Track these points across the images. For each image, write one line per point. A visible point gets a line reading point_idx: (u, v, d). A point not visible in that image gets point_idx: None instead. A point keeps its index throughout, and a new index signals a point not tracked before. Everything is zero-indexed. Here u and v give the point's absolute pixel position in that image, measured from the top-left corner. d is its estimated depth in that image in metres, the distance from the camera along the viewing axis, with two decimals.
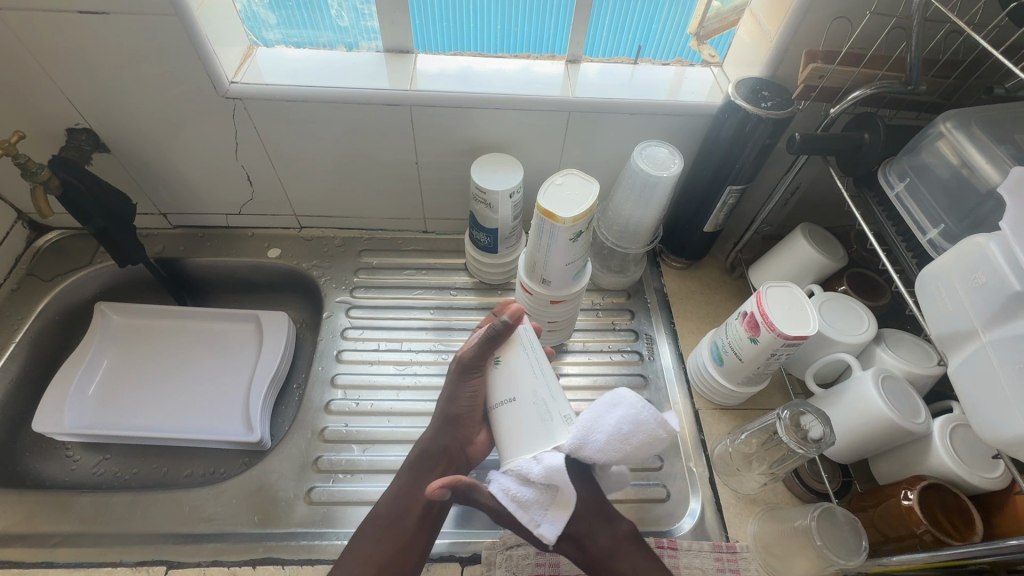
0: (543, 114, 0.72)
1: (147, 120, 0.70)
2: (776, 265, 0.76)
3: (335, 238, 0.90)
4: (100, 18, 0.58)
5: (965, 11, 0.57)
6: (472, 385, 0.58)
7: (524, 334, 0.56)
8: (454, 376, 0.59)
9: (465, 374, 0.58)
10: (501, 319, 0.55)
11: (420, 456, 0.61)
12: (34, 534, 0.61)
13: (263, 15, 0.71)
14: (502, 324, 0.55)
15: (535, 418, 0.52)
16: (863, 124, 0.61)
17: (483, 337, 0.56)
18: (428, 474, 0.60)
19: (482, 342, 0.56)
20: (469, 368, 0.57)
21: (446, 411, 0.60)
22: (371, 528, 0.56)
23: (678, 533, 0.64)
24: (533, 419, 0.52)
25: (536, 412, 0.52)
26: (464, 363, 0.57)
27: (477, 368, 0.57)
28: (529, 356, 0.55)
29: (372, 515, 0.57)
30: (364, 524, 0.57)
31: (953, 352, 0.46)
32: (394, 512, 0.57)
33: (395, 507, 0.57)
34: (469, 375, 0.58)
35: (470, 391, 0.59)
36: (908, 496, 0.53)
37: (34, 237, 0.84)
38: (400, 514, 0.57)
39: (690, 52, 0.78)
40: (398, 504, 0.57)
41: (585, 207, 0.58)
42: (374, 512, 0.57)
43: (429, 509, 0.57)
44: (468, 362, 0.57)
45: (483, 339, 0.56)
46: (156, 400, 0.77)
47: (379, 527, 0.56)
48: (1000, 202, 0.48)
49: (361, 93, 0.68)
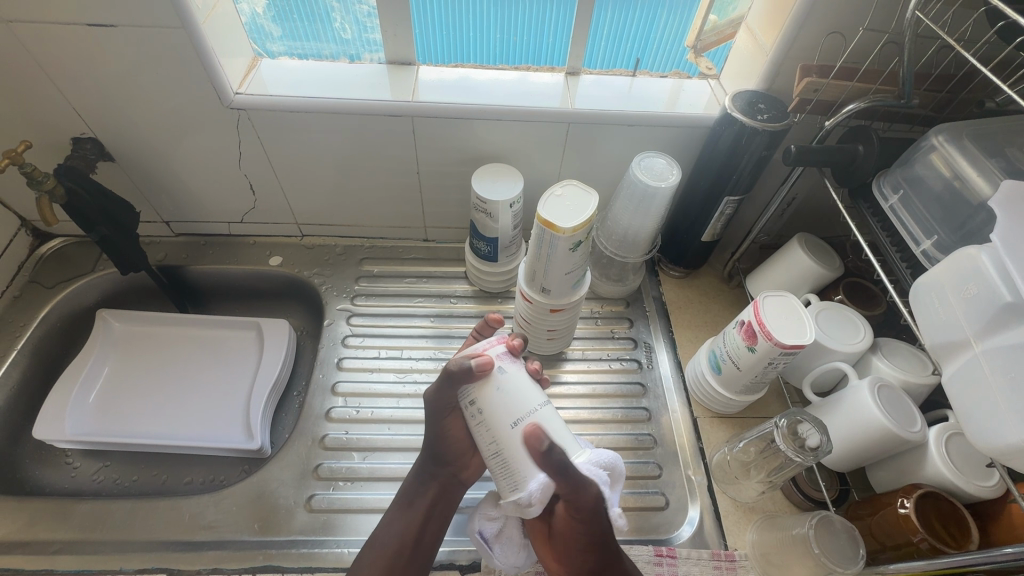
0: (541, 125, 0.73)
1: (152, 130, 0.71)
2: (772, 275, 0.77)
3: (337, 246, 0.91)
4: (107, 30, 0.59)
5: (956, 27, 0.59)
6: (447, 422, 0.59)
7: (491, 375, 0.50)
8: (429, 416, 0.59)
9: (437, 415, 0.58)
10: (462, 360, 0.50)
11: (418, 479, 0.62)
12: (35, 541, 0.61)
13: (267, 27, 0.73)
14: (465, 369, 0.49)
15: (528, 450, 0.48)
16: (858, 137, 0.62)
17: (442, 377, 0.52)
18: (423, 496, 0.61)
19: (444, 380, 0.52)
20: (440, 409, 0.57)
21: (431, 447, 0.61)
22: (368, 548, 0.58)
23: (677, 541, 0.64)
24: (524, 454, 0.48)
25: (530, 445, 0.48)
26: (434, 404, 0.57)
27: (448, 407, 0.57)
28: (504, 386, 0.50)
29: (372, 539, 0.59)
30: (368, 542, 0.58)
31: (946, 361, 0.47)
32: (391, 533, 0.58)
33: (390, 528, 0.59)
34: (442, 413, 0.58)
35: (445, 429, 0.59)
36: (905, 505, 0.54)
37: (37, 244, 0.85)
38: (397, 536, 0.58)
39: (687, 64, 0.79)
40: (396, 525, 0.59)
41: (584, 217, 0.59)
42: (375, 535, 0.59)
43: (422, 528, 0.59)
44: (436, 404, 0.57)
45: (444, 380, 0.52)
46: (156, 407, 0.77)
47: (376, 547, 0.57)
48: (992, 214, 0.48)
49: (364, 104, 0.69)
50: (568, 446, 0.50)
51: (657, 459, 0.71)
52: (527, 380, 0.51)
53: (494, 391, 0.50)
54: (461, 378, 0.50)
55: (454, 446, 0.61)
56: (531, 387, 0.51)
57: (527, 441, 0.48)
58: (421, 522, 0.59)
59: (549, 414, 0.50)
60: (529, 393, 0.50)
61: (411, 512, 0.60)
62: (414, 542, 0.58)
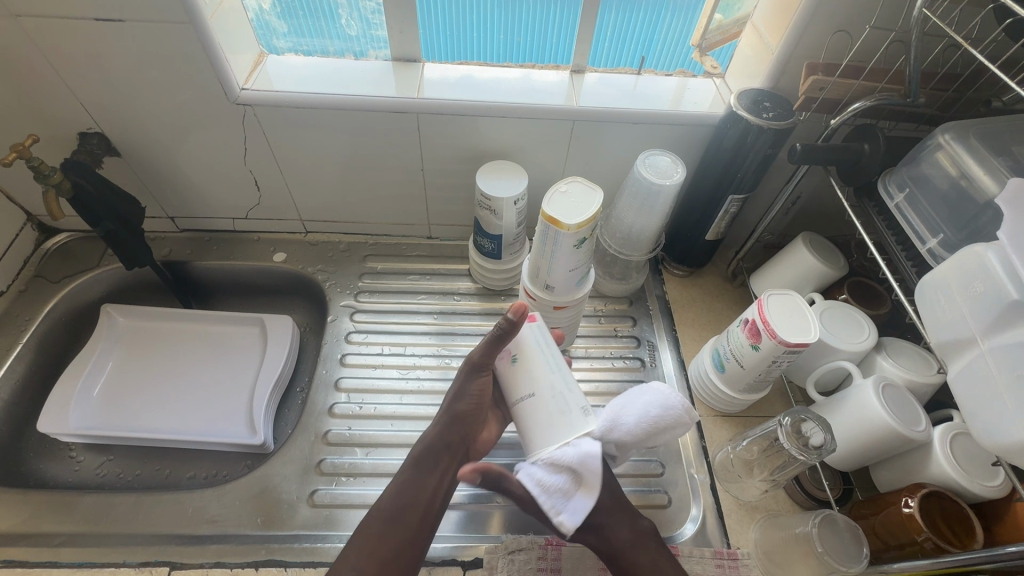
0: (546, 122, 0.73)
1: (158, 125, 0.71)
2: (777, 275, 0.76)
3: (341, 243, 0.91)
4: (115, 25, 0.60)
5: (963, 25, 0.59)
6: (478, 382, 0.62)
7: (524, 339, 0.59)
8: (463, 372, 0.62)
9: (472, 372, 0.61)
10: (508, 317, 0.58)
11: (433, 448, 0.60)
12: (39, 534, 0.62)
13: (274, 24, 0.73)
14: (506, 325, 0.57)
15: (543, 416, 0.55)
16: (863, 136, 0.62)
17: (490, 336, 0.59)
18: (434, 464, 0.59)
19: (492, 339, 0.58)
20: (478, 366, 0.61)
21: (454, 409, 0.62)
22: (375, 517, 0.55)
23: (680, 540, 0.64)
24: (538, 418, 0.55)
25: (542, 412, 0.55)
26: (475, 360, 0.60)
27: (485, 366, 0.61)
28: (533, 354, 0.58)
29: (376, 508, 0.55)
30: (371, 511, 0.55)
31: (952, 360, 0.47)
32: (400, 500, 0.56)
33: (401, 497, 0.56)
34: (478, 371, 0.61)
35: (476, 389, 0.62)
36: (909, 504, 0.53)
37: (42, 239, 0.85)
38: (407, 505, 0.56)
39: (693, 63, 0.79)
40: (405, 495, 0.56)
41: (589, 213, 0.59)
42: (379, 505, 0.55)
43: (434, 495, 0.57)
44: (478, 360, 0.60)
45: (493, 337, 0.58)
46: (159, 402, 0.77)
47: (383, 521, 0.54)
48: (999, 212, 0.48)
49: (370, 101, 0.69)
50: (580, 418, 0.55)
51: (660, 457, 0.71)
52: (555, 353, 0.59)
53: (526, 357, 0.58)
54: (501, 338, 0.58)
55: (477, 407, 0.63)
56: (557, 360, 0.58)
57: (539, 409, 0.56)
58: (434, 489, 0.58)
59: (570, 387, 0.57)
60: (554, 366, 0.58)
61: (423, 479, 0.58)
62: (424, 509, 0.56)
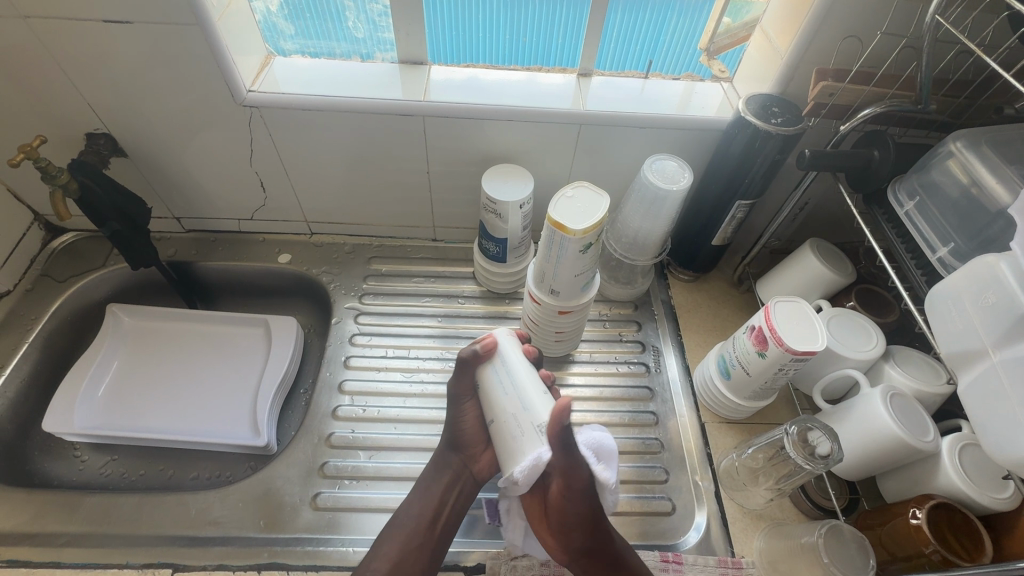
0: (552, 126, 0.73)
1: (165, 126, 0.72)
2: (784, 281, 0.76)
3: (345, 244, 0.91)
4: (123, 27, 0.60)
5: (976, 32, 0.58)
6: (464, 410, 0.60)
7: (494, 357, 0.56)
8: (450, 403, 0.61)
9: (456, 401, 0.60)
10: (470, 347, 0.56)
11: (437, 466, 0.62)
12: (43, 533, 0.62)
13: (281, 25, 0.73)
14: (471, 352, 0.56)
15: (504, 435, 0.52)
16: (873, 142, 0.61)
17: (457, 367, 0.58)
18: (438, 483, 0.61)
19: (457, 370, 0.57)
20: (458, 396, 0.60)
21: (448, 434, 0.62)
22: (388, 530, 0.58)
23: (684, 547, 0.64)
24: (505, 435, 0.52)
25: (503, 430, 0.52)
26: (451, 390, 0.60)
27: (466, 394, 0.60)
28: (494, 373, 0.55)
29: (392, 520, 0.59)
30: (388, 523, 0.59)
31: (962, 370, 0.46)
32: (405, 518, 0.58)
33: (407, 513, 0.59)
34: (459, 400, 0.60)
35: (463, 414, 0.60)
36: (916, 515, 0.53)
37: (49, 238, 0.85)
38: (412, 519, 0.58)
39: (700, 67, 0.79)
40: (413, 508, 0.59)
41: (595, 219, 0.59)
42: (394, 517, 0.59)
43: (438, 512, 0.59)
44: (454, 390, 0.59)
45: (459, 368, 0.57)
46: (163, 402, 0.77)
47: (394, 530, 0.58)
48: (1011, 221, 0.48)
49: (377, 103, 0.69)
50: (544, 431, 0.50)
51: (664, 463, 0.70)
52: (525, 367, 0.54)
53: (488, 380, 0.55)
54: (470, 363, 0.57)
55: (472, 432, 0.61)
56: (524, 376, 0.53)
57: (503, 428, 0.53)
58: (436, 507, 0.60)
59: (534, 402, 0.52)
60: (522, 383, 0.53)
61: (427, 498, 0.60)
62: (429, 526, 0.58)
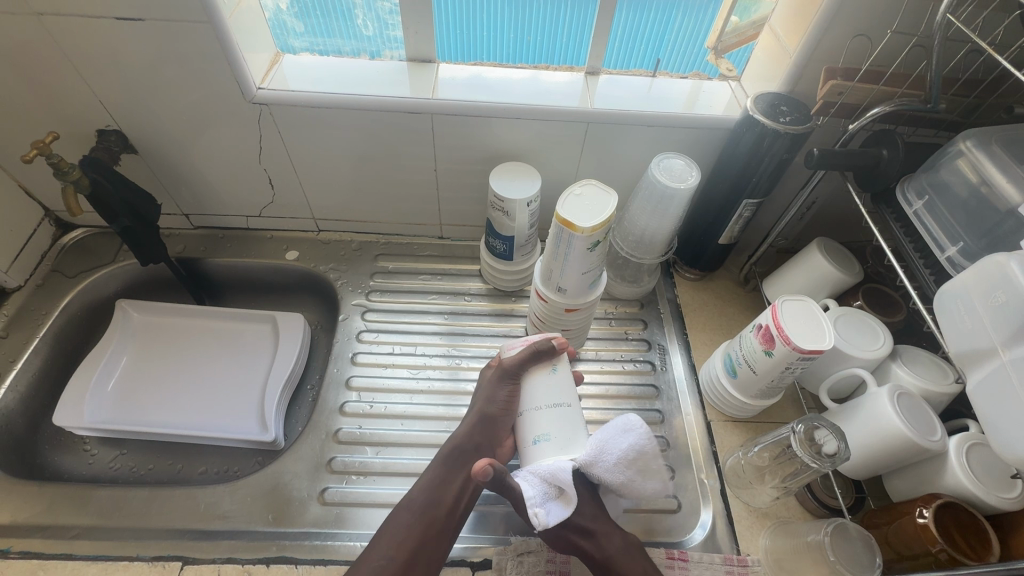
0: (560, 124, 0.73)
1: (176, 123, 0.72)
2: (791, 280, 0.76)
3: (352, 242, 0.91)
4: (135, 24, 0.60)
5: (987, 30, 0.58)
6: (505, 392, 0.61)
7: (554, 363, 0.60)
8: (494, 380, 0.63)
9: (501, 381, 0.62)
10: (547, 340, 0.60)
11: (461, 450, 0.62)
12: (54, 526, 0.62)
13: (290, 23, 0.73)
14: (547, 345, 0.60)
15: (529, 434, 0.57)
16: (882, 140, 0.61)
17: (528, 351, 0.60)
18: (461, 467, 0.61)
19: (529, 353, 0.60)
20: (508, 375, 0.61)
21: (482, 413, 0.63)
22: (403, 515, 0.57)
23: (689, 545, 0.64)
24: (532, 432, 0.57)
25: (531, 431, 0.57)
26: (505, 368, 0.61)
27: (514, 376, 0.61)
28: (540, 376, 0.59)
29: (406, 502, 0.58)
30: (402, 505, 0.59)
31: (971, 369, 0.46)
32: (427, 501, 0.58)
33: (428, 497, 0.58)
34: (507, 380, 0.61)
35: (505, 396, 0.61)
36: (924, 514, 0.53)
37: (59, 234, 0.86)
38: (434, 503, 0.58)
39: (708, 65, 0.79)
40: (433, 493, 0.59)
41: (603, 217, 0.59)
42: (409, 500, 0.59)
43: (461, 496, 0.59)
44: (509, 369, 0.61)
45: (529, 351, 0.60)
46: (172, 398, 0.78)
47: (411, 515, 0.57)
48: (1021, 221, 0.48)
49: (385, 101, 0.70)
50: (569, 444, 0.55)
51: (670, 461, 0.70)
52: (568, 383, 0.59)
53: (537, 376, 0.60)
54: (540, 353, 0.60)
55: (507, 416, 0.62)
56: (561, 390, 0.58)
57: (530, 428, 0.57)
58: (459, 490, 0.60)
59: (567, 418, 0.56)
60: (561, 394, 0.58)
61: (450, 481, 0.60)
62: (450, 510, 0.58)
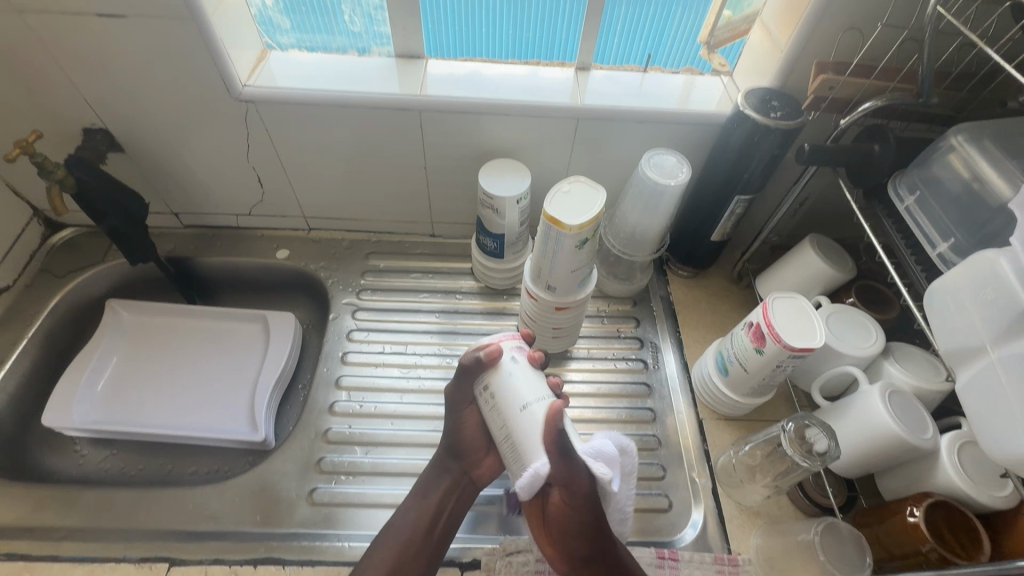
0: (550, 120, 0.72)
1: (162, 122, 0.72)
2: (783, 276, 0.75)
3: (343, 240, 0.91)
4: (118, 21, 0.60)
5: (979, 22, 0.57)
6: (461, 416, 0.62)
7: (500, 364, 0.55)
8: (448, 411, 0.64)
9: (455, 408, 0.63)
10: (474, 353, 0.57)
11: (434, 471, 0.63)
12: (41, 527, 0.62)
13: (277, 19, 0.72)
14: (475, 358, 0.56)
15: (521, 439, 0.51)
16: (873, 136, 0.61)
17: (459, 372, 0.59)
18: (435, 491, 0.61)
19: (460, 373, 0.58)
20: (456, 401, 0.62)
21: (447, 441, 0.63)
22: (381, 540, 0.58)
23: (680, 544, 0.63)
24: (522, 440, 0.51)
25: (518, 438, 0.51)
26: (450, 397, 0.62)
27: (465, 400, 0.61)
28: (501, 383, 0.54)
29: (387, 527, 0.59)
30: (382, 531, 0.59)
31: (961, 368, 0.45)
32: (403, 524, 0.58)
33: (405, 521, 0.59)
34: (460, 406, 0.62)
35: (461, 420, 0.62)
36: (914, 513, 0.52)
37: (48, 234, 0.86)
38: (411, 526, 0.58)
39: (700, 60, 0.78)
40: (409, 516, 0.59)
41: (592, 214, 0.59)
42: (390, 524, 0.59)
43: (435, 520, 0.59)
44: (454, 396, 0.61)
45: (462, 374, 0.58)
46: (161, 399, 0.77)
47: (389, 538, 0.58)
48: (1011, 218, 0.47)
49: (372, 98, 0.69)
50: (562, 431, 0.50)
51: (661, 460, 0.70)
52: (533, 371, 0.55)
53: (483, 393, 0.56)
54: (473, 369, 0.57)
55: (471, 438, 0.62)
56: (531, 380, 0.54)
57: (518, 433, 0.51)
58: (433, 513, 0.60)
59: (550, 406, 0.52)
60: (536, 384, 0.54)
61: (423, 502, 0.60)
62: (426, 532, 0.58)
